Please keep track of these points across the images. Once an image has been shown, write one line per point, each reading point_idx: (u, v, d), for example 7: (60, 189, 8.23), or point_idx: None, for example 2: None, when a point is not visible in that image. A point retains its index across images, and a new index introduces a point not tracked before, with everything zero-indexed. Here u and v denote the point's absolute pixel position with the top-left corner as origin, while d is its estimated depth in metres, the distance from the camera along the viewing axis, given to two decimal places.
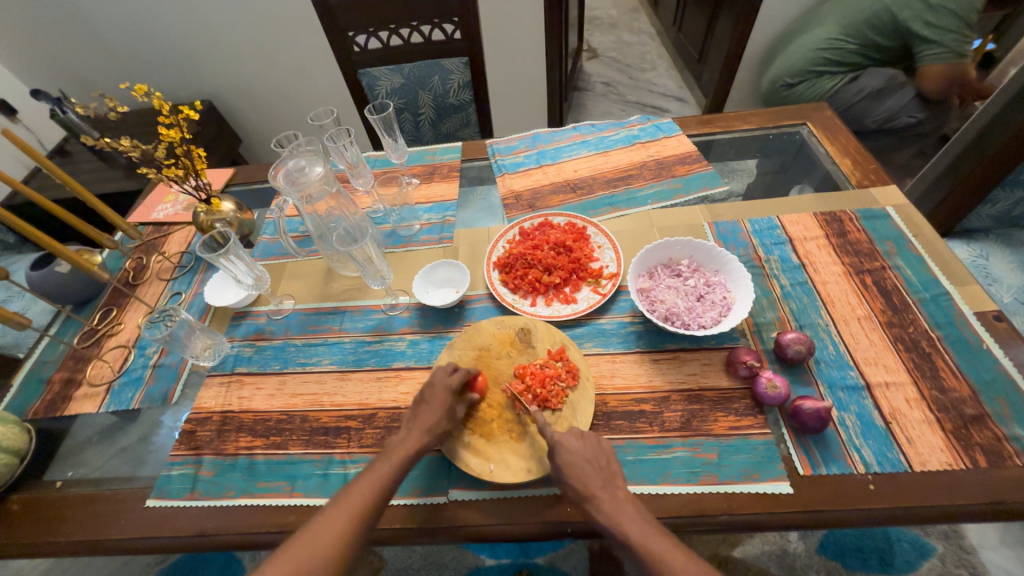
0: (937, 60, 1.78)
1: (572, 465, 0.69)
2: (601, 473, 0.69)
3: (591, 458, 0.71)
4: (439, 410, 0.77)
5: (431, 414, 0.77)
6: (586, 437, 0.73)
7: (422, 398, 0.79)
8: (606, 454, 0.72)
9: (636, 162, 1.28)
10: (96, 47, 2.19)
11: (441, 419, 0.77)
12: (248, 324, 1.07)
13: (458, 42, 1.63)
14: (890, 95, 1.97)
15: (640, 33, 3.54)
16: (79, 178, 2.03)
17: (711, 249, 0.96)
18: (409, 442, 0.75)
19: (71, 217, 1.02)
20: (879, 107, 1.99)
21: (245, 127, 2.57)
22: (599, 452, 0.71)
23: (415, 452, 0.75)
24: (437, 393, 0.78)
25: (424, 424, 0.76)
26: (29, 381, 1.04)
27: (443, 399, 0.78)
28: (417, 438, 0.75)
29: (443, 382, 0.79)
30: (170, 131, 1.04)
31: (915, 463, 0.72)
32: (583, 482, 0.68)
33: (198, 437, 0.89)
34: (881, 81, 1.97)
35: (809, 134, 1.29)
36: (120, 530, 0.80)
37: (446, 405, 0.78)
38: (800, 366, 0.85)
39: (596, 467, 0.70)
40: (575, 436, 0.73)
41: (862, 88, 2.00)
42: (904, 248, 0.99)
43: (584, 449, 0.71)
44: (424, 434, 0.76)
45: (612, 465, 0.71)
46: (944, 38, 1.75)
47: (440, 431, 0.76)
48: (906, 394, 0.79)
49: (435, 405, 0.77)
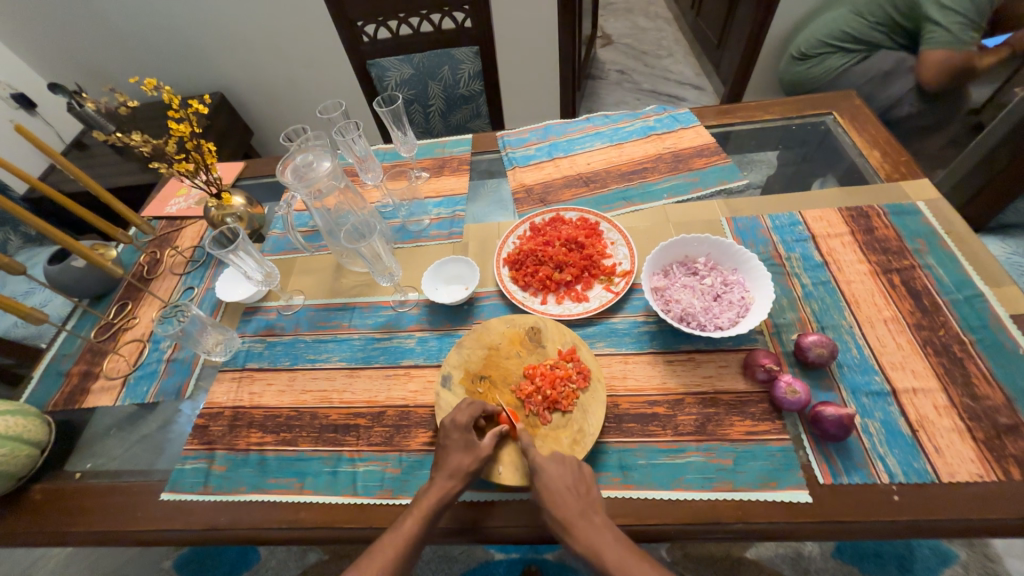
0: (940, 46, 1.67)
1: (550, 490, 0.68)
2: (579, 500, 0.67)
3: (571, 484, 0.69)
4: (460, 453, 0.74)
5: (452, 456, 0.74)
6: (567, 462, 0.72)
7: (441, 442, 0.76)
8: (586, 481, 0.70)
9: (652, 154, 1.24)
10: (110, 39, 2.20)
11: (464, 460, 0.73)
12: (258, 320, 1.07)
13: (469, 31, 1.59)
14: (895, 80, 1.88)
15: (657, 18, 3.44)
16: (95, 171, 2.05)
17: (730, 247, 0.93)
18: (432, 492, 0.71)
19: (85, 212, 1.03)
20: (884, 92, 1.92)
21: (257, 119, 2.57)
22: (580, 479, 0.70)
23: (439, 501, 0.71)
24: (452, 436, 0.75)
25: (446, 468, 0.73)
26: (49, 373, 1.06)
27: (460, 439, 0.75)
28: (442, 486, 0.72)
29: (455, 420, 0.76)
30: (179, 126, 1.03)
31: (943, 474, 0.68)
32: (559, 506, 0.66)
33: (210, 432, 0.90)
34: (891, 63, 1.88)
35: (835, 124, 1.23)
36: (135, 522, 0.82)
37: (467, 446, 0.74)
38: (821, 369, 0.82)
39: (575, 493, 0.68)
40: (556, 461, 0.71)
41: (869, 70, 1.93)
42: (936, 246, 0.94)
43: (564, 476, 0.70)
44: (448, 480, 0.72)
45: (592, 492, 0.69)
46: (950, 21, 1.64)
47: (465, 473, 0.72)
48: (935, 400, 0.75)
49: (454, 448, 0.74)
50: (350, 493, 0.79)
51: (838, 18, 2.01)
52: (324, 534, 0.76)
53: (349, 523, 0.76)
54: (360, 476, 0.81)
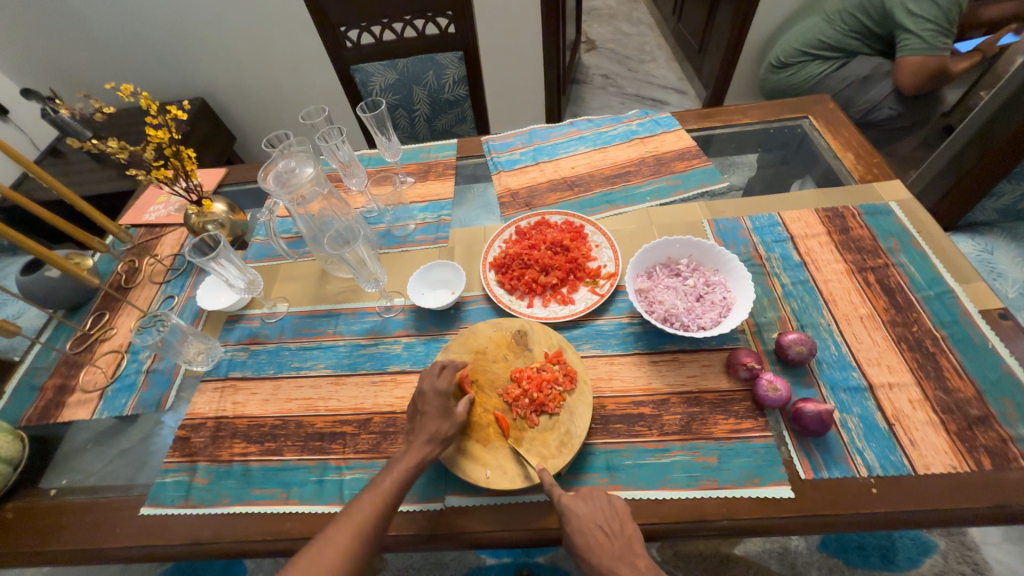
0: (914, 52, 1.73)
1: (584, 535, 0.66)
2: (614, 541, 0.66)
3: (604, 523, 0.67)
4: (437, 419, 0.75)
5: (430, 422, 0.75)
6: (595, 497, 0.69)
7: (418, 409, 0.77)
8: (619, 516, 0.68)
9: (635, 158, 1.26)
10: (86, 44, 2.15)
11: (442, 426, 0.75)
12: (241, 328, 1.06)
13: (453, 37, 1.60)
14: (874, 85, 1.93)
15: (639, 23, 3.49)
16: (71, 179, 2.00)
17: (711, 248, 0.94)
18: (411, 455, 0.73)
19: (59, 221, 1.00)
20: (862, 97, 1.97)
21: (239, 124, 2.54)
22: (612, 516, 0.68)
23: (418, 463, 0.72)
24: (430, 402, 0.76)
25: (424, 432, 0.74)
26: (22, 388, 1.03)
27: (438, 405, 0.76)
28: (419, 449, 0.73)
29: (433, 387, 0.77)
30: (157, 132, 1.02)
31: (918, 466, 0.70)
32: (596, 552, 0.65)
33: (192, 443, 0.89)
34: (868, 69, 1.94)
35: (811, 127, 1.27)
36: (114, 538, 0.80)
37: (443, 413, 0.75)
38: (802, 366, 0.84)
39: (609, 533, 0.66)
40: (582, 498, 0.69)
41: (847, 76, 2.00)
42: (908, 245, 0.97)
43: (594, 514, 0.68)
44: (425, 445, 0.73)
45: (626, 528, 0.67)
46: (921, 28, 1.70)
47: (443, 438, 0.74)
48: (909, 395, 0.78)
49: (431, 414, 0.75)
50: (337, 502, 0.78)
51: (811, 27, 2.06)
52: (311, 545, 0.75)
53: None
54: (347, 484, 0.80)
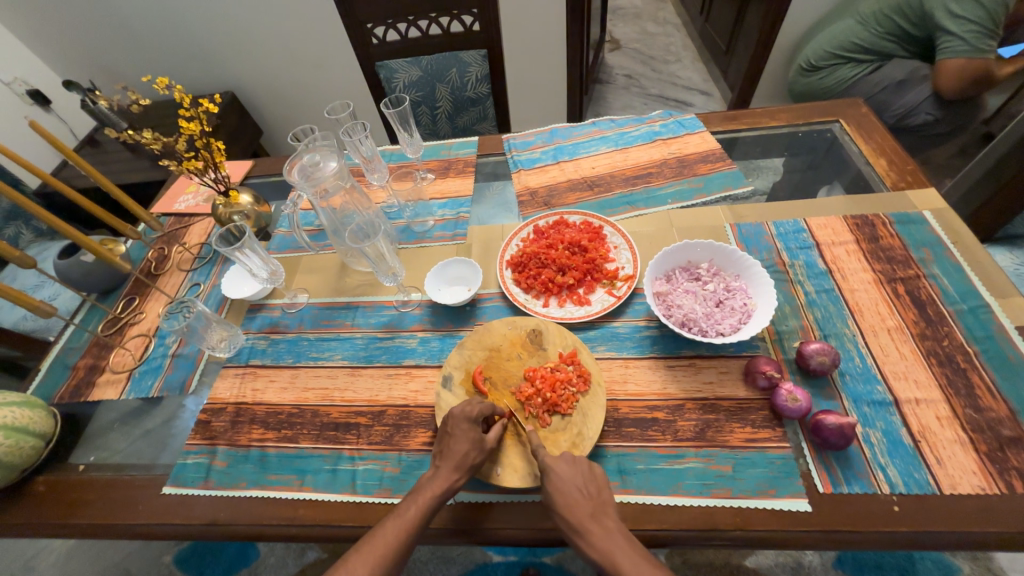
0: (956, 54, 1.65)
1: (563, 494, 0.67)
2: (591, 503, 0.67)
3: (582, 486, 0.69)
4: (466, 444, 0.74)
5: (457, 446, 0.74)
6: (577, 463, 0.71)
7: (447, 431, 0.76)
8: (597, 482, 0.70)
9: (657, 159, 1.24)
10: (124, 38, 2.23)
11: (470, 452, 0.73)
12: (262, 318, 1.08)
13: (477, 35, 1.60)
14: (910, 89, 1.85)
15: (665, 23, 3.44)
16: (106, 168, 2.08)
17: (733, 254, 0.93)
18: (436, 482, 0.72)
19: (95, 208, 1.04)
20: (899, 100, 1.87)
21: (266, 118, 2.59)
22: (591, 481, 0.70)
23: (444, 491, 0.71)
24: (458, 427, 0.75)
25: (451, 460, 0.73)
26: (56, 366, 1.08)
27: (469, 431, 0.75)
28: (445, 478, 0.72)
29: (465, 411, 0.76)
30: (189, 124, 1.04)
31: (945, 485, 0.68)
32: (572, 510, 0.66)
33: (213, 427, 0.91)
34: (904, 73, 1.86)
35: (842, 132, 1.23)
36: (137, 515, 0.83)
37: (474, 439, 0.74)
38: (823, 378, 0.81)
39: (587, 496, 0.68)
40: (565, 462, 0.71)
41: (882, 80, 1.91)
42: (941, 256, 0.93)
43: (574, 477, 0.69)
44: (452, 472, 0.72)
45: (603, 493, 0.69)
46: (964, 30, 1.64)
47: (469, 467, 0.72)
48: (937, 411, 0.75)
49: (461, 438, 0.74)
50: (349, 491, 0.79)
51: (844, 29, 1.99)
52: (322, 532, 0.77)
53: (346, 521, 0.77)
54: (359, 474, 0.81)
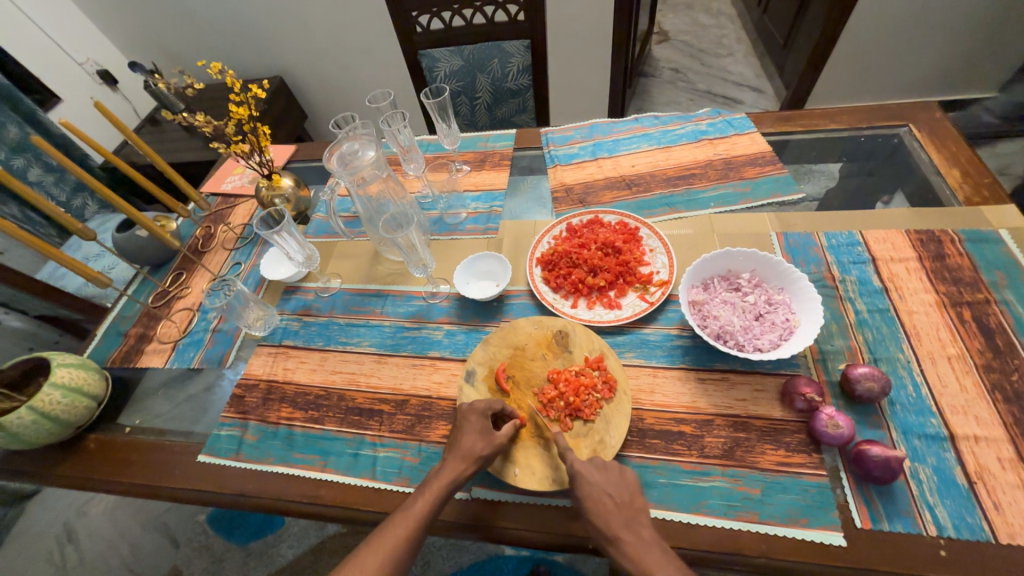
0: None
1: (581, 502, 0.66)
2: (608, 510, 0.66)
3: (606, 494, 0.67)
4: (474, 435, 0.75)
5: (466, 438, 0.74)
6: (608, 469, 0.70)
7: (458, 423, 0.77)
8: (630, 488, 0.68)
9: (700, 160, 1.19)
10: (184, 22, 2.33)
11: (478, 444, 0.73)
12: (297, 300, 1.12)
13: (521, 25, 1.57)
14: None
15: (719, 15, 3.28)
16: (162, 146, 2.20)
17: (778, 265, 0.87)
18: (445, 472, 0.72)
19: (151, 186, 1.10)
20: None
21: (311, 104, 2.66)
22: (623, 486, 0.68)
23: (451, 483, 0.71)
24: (470, 419, 0.76)
25: (459, 449, 0.73)
26: (109, 333, 1.15)
27: (477, 423, 0.75)
28: (454, 467, 0.72)
29: (473, 404, 0.77)
30: (238, 109, 1.07)
31: (1001, 534, 0.62)
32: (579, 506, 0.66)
33: (245, 402, 0.95)
34: None
35: (910, 138, 1.13)
36: (174, 479, 0.88)
37: (482, 431, 0.75)
38: (869, 406, 0.76)
39: (606, 503, 0.67)
40: (575, 461, 0.70)
41: None
42: (1017, 281, 0.85)
43: (587, 475, 0.69)
44: (460, 462, 0.72)
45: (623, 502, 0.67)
46: None
47: (478, 457, 0.72)
48: (999, 452, 0.68)
49: (470, 430, 0.75)
50: (369, 477, 0.81)
51: None
52: (343, 513, 0.79)
53: (366, 504, 0.79)
54: (379, 461, 0.82)
